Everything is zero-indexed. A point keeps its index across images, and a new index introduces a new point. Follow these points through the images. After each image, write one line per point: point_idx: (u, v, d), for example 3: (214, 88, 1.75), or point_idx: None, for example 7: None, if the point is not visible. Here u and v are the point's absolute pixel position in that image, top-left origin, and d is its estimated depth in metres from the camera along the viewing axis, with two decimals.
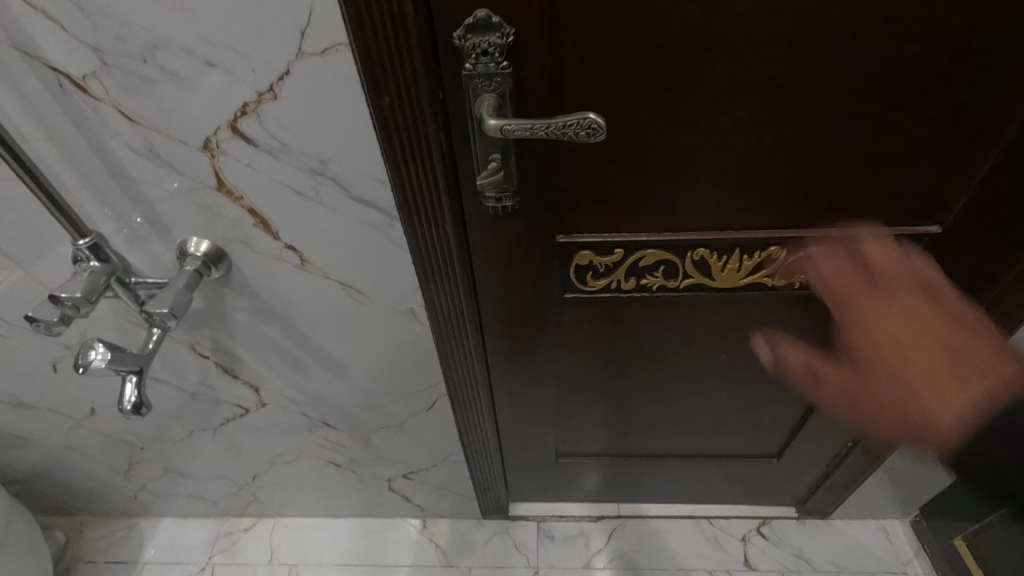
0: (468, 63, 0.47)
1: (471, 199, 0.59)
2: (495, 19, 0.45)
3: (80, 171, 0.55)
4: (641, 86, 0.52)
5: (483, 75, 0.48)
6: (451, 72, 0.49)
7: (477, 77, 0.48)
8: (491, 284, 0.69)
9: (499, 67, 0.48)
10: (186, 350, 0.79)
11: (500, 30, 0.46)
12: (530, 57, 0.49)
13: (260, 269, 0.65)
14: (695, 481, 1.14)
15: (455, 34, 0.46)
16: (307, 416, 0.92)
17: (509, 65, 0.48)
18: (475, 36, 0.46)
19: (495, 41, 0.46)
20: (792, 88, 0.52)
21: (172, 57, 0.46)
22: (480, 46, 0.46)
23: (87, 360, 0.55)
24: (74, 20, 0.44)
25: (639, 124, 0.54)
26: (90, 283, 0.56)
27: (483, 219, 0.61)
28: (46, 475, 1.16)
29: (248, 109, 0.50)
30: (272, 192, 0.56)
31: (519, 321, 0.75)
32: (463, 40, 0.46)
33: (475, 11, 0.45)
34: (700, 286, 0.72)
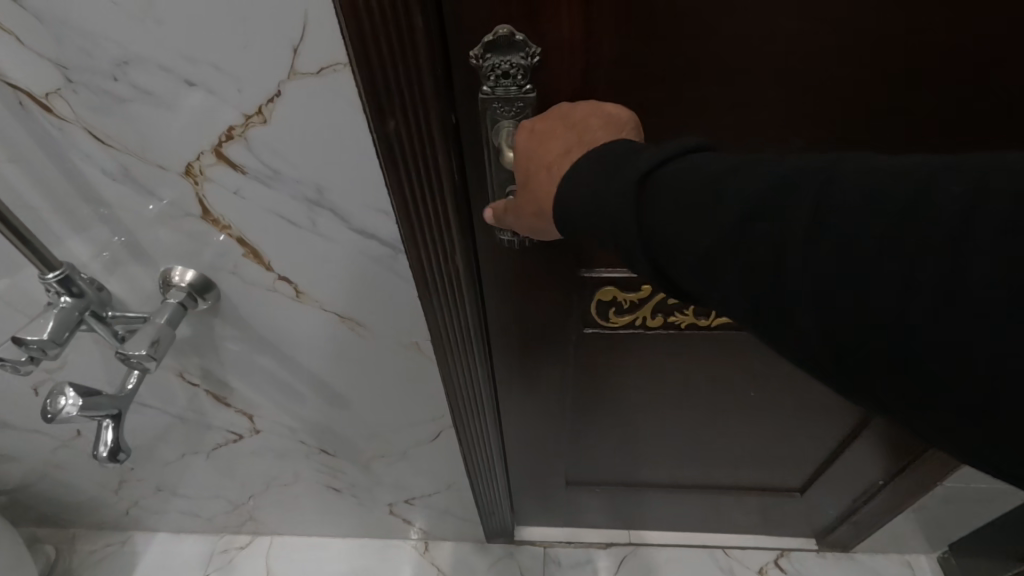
0: (485, 85, 0.42)
1: (484, 230, 0.53)
2: (518, 37, 0.40)
3: (49, 196, 0.50)
4: (682, 109, 0.45)
5: (503, 99, 0.42)
6: (467, 94, 0.43)
7: (496, 100, 0.42)
8: (501, 317, 0.64)
9: (522, 91, 0.42)
10: (175, 377, 0.74)
11: (524, 49, 0.40)
12: (556, 78, 0.43)
13: (250, 299, 0.60)
14: (710, 512, 1.08)
15: (472, 53, 0.40)
16: (304, 442, 0.87)
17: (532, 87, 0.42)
18: (495, 54, 0.40)
19: (518, 61, 0.41)
20: (857, 114, 0.45)
21: (147, 75, 0.40)
22: (500, 67, 0.40)
23: (57, 408, 0.50)
24: (31, 31, 0.38)
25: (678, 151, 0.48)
26: (60, 321, 0.51)
27: (496, 251, 0.55)
28: (34, 491, 1.12)
29: (234, 133, 0.44)
30: (263, 221, 0.51)
31: (532, 352, 0.70)
32: (481, 59, 0.40)
33: (495, 28, 0.39)
34: (732, 325, 0.67)
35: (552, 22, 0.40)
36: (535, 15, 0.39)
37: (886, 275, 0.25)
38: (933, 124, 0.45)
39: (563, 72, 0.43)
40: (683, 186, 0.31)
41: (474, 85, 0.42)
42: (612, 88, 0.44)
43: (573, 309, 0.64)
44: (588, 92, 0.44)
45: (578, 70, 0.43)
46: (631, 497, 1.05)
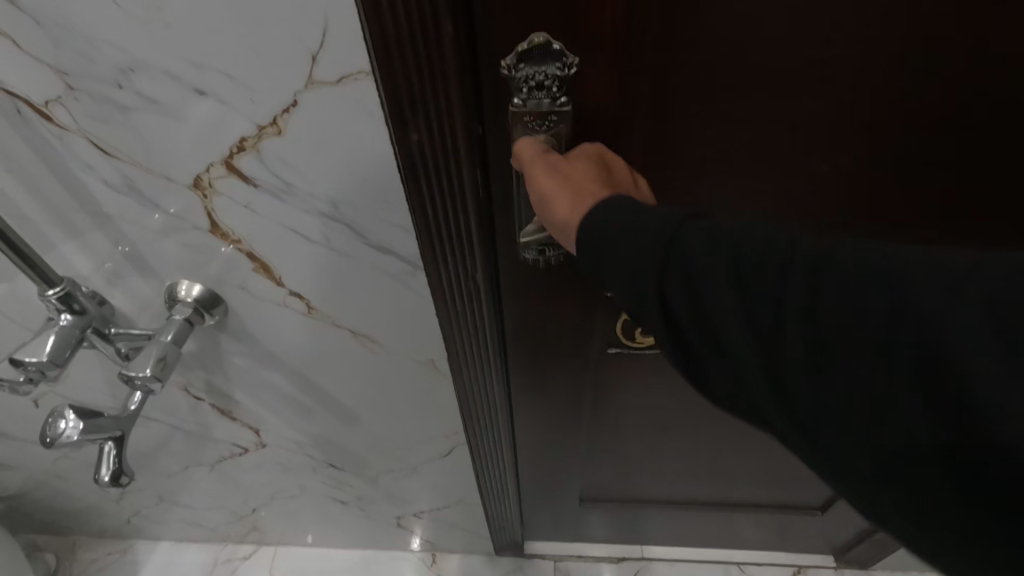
0: (517, 97, 0.38)
1: (506, 246, 0.49)
2: (556, 46, 0.36)
3: (50, 208, 0.47)
4: (730, 124, 0.41)
5: (534, 111, 0.38)
6: (495, 108, 0.40)
7: (528, 112, 0.39)
8: (520, 337, 0.61)
9: (556, 103, 0.38)
10: (179, 391, 0.71)
11: (561, 60, 0.37)
12: (595, 90, 0.39)
13: (259, 315, 0.57)
14: (727, 529, 1.05)
15: (504, 62, 0.37)
16: (312, 456, 0.84)
17: (568, 100, 0.39)
18: (527, 64, 0.37)
19: (554, 72, 0.37)
20: (926, 133, 0.40)
21: (153, 83, 0.37)
22: (534, 78, 0.37)
23: (56, 432, 0.47)
24: (28, 36, 0.36)
25: (723, 167, 0.43)
26: (61, 341, 0.48)
27: (518, 269, 0.52)
28: (34, 499, 1.10)
29: (246, 145, 0.41)
30: (277, 236, 0.48)
31: (554, 372, 0.67)
32: (514, 70, 0.37)
33: (530, 35, 0.36)
34: None
35: (592, 29, 0.36)
36: (573, 20, 0.35)
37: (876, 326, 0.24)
38: (1009, 146, 0.41)
39: (602, 84, 0.39)
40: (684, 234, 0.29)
41: (504, 97, 0.39)
42: (653, 101, 0.40)
43: (596, 327, 0.61)
44: (626, 105, 0.40)
45: (617, 82, 0.39)
46: (646, 513, 1.02)
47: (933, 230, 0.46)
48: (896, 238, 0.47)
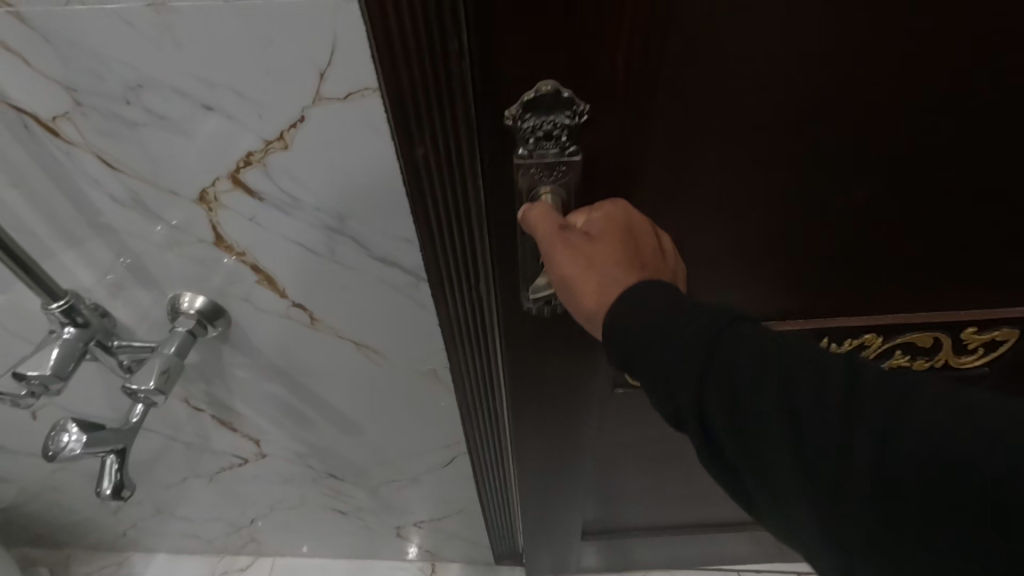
0: (523, 147, 0.38)
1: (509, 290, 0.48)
2: (564, 94, 0.36)
3: (54, 222, 0.47)
4: (740, 159, 0.40)
5: (542, 156, 0.38)
6: (501, 155, 0.39)
7: (536, 157, 0.39)
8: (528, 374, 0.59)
9: (566, 152, 0.39)
10: (180, 403, 0.71)
11: (570, 107, 0.37)
12: (604, 134, 0.39)
13: (263, 327, 0.57)
14: (728, 545, 1.05)
15: (510, 112, 0.37)
16: (312, 467, 0.84)
17: (575, 146, 0.39)
18: (535, 113, 0.37)
19: (562, 119, 0.37)
20: (935, 160, 0.40)
21: (161, 99, 0.38)
22: (541, 127, 0.37)
23: (59, 446, 0.47)
24: (37, 53, 0.36)
25: (733, 199, 0.42)
26: (65, 355, 0.48)
27: (519, 322, 0.51)
28: (29, 511, 1.08)
29: (253, 159, 0.41)
30: (281, 248, 0.48)
31: (554, 413, 0.65)
32: (520, 118, 0.37)
33: (537, 84, 0.36)
34: None
35: (598, 77, 0.36)
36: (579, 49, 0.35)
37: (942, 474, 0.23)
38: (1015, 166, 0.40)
39: (610, 129, 0.38)
40: (729, 348, 0.29)
41: (510, 147, 0.39)
42: (664, 139, 0.39)
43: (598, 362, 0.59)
44: (635, 144, 0.39)
45: (625, 130, 0.38)
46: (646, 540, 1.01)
47: (942, 252, 0.46)
48: (904, 264, 0.47)
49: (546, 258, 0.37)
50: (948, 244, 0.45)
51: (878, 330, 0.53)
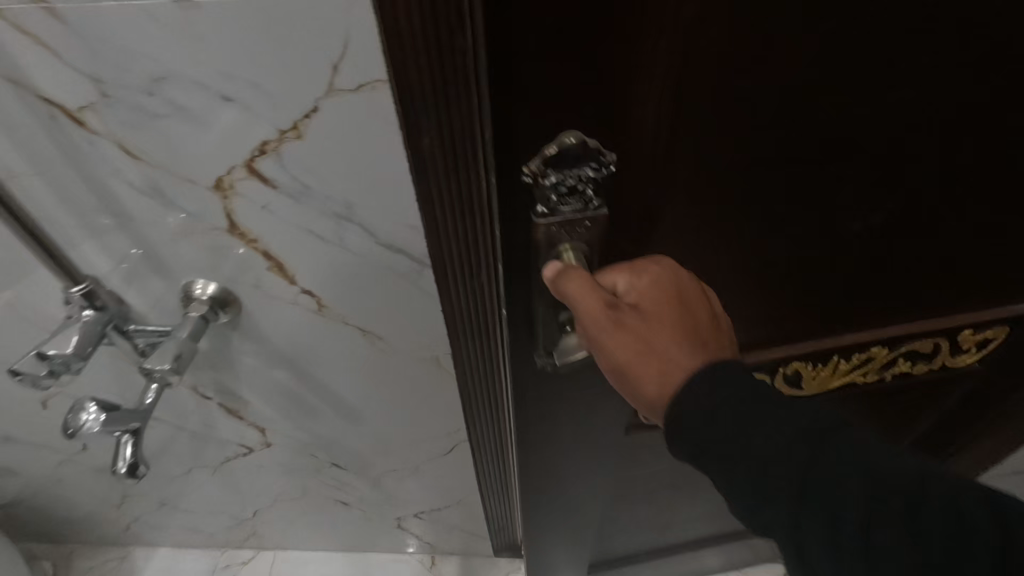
0: (548, 204, 0.41)
1: (522, 332, 0.52)
2: (587, 146, 0.39)
3: (74, 210, 0.49)
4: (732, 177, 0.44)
5: (566, 207, 0.42)
6: (526, 208, 0.42)
7: (560, 209, 0.42)
8: (541, 393, 0.59)
9: (588, 201, 0.42)
10: (188, 391, 0.73)
11: (592, 160, 0.40)
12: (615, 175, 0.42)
13: (272, 314, 0.59)
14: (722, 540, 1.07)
15: (531, 170, 0.39)
16: (316, 457, 0.86)
17: (596, 195, 0.42)
18: (562, 169, 0.40)
19: (586, 172, 0.40)
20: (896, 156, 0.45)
21: (183, 91, 0.40)
22: (565, 182, 0.40)
23: (78, 424, 0.50)
24: (68, 46, 0.38)
25: (727, 215, 0.47)
26: (85, 335, 0.50)
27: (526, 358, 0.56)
28: (30, 506, 1.09)
29: (267, 148, 0.43)
30: (292, 236, 0.50)
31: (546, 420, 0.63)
32: (543, 176, 0.39)
33: (559, 136, 0.39)
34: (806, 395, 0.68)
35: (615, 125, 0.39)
36: None
37: (952, 506, 0.35)
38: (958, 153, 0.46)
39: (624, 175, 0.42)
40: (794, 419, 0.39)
41: (533, 203, 0.41)
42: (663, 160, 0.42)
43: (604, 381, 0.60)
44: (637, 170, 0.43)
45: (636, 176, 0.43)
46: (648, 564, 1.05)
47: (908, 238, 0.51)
48: (877, 256, 0.52)
49: (606, 335, 0.43)
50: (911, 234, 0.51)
51: (879, 339, 0.61)
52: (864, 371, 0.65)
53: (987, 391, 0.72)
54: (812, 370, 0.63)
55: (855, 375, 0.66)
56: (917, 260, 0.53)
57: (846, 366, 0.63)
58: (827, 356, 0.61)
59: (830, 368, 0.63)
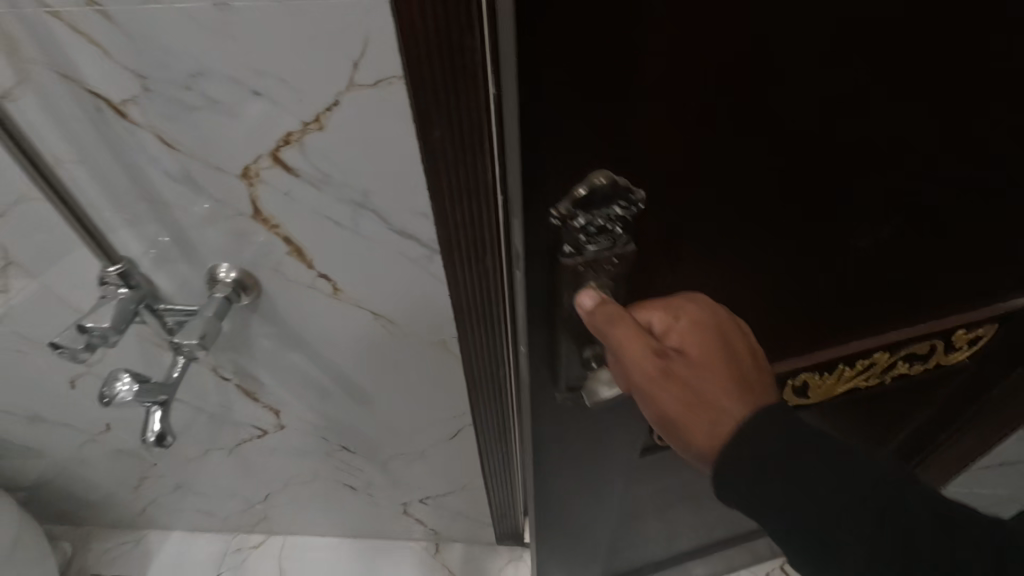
0: (574, 240, 0.40)
1: (545, 368, 0.52)
2: (617, 182, 0.38)
3: (112, 195, 0.53)
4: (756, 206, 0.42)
5: (594, 246, 0.41)
6: (551, 243, 0.41)
7: (588, 248, 0.41)
8: (557, 412, 0.59)
9: (614, 236, 0.41)
10: (208, 372, 0.77)
11: (622, 196, 0.39)
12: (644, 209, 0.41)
13: (290, 297, 0.63)
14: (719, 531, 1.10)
15: (558, 209, 0.39)
16: (327, 440, 0.89)
17: (624, 232, 0.41)
18: (590, 207, 0.39)
19: (615, 210, 0.39)
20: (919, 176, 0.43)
21: (217, 85, 0.44)
22: (593, 221, 0.40)
23: (113, 393, 0.54)
24: (116, 44, 0.42)
25: (749, 240, 0.45)
26: (119, 311, 0.55)
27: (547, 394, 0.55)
28: (52, 486, 1.14)
29: (291, 138, 0.47)
30: (311, 221, 0.54)
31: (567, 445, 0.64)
32: (570, 214, 0.39)
33: (588, 176, 0.38)
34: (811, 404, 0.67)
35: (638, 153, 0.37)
36: None
37: None
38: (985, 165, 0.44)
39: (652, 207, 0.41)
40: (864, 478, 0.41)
41: (559, 239, 0.41)
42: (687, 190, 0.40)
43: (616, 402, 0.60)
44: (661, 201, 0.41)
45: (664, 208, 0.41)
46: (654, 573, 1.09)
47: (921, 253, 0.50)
48: (890, 270, 0.51)
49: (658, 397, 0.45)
50: (926, 247, 0.50)
51: (886, 347, 0.60)
52: (868, 375, 0.64)
53: (981, 386, 0.73)
54: (818, 380, 0.62)
55: (859, 380, 0.65)
56: (926, 272, 0.53)
57: (851, 371, 0.63)
58: (833, 365, 0.61)
59: (835, 376, 0.62)
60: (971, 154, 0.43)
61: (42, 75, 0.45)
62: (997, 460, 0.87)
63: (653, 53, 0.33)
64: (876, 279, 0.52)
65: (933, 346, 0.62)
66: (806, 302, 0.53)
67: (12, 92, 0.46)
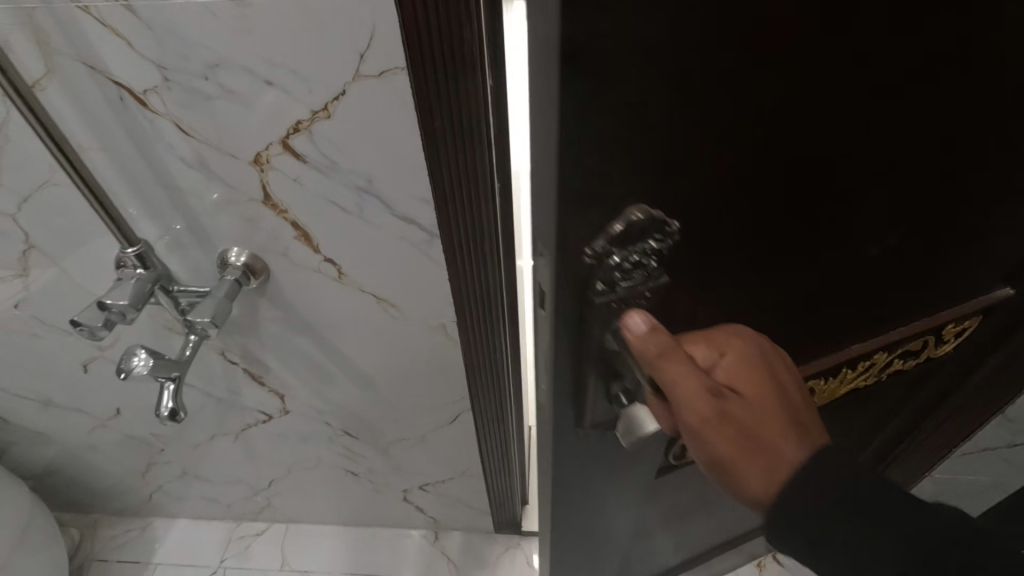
0: (606, 276, 0.37)
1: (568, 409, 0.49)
2: (653, 216, 0.35)
3: (130, 181, 0.57)
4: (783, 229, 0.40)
5: (628, 281, 0.38)
6: (581, 280, 0.38)
7: (622, 284, 0.38)
8: (573, 453, 0.55)
9: (648, 268, 0.38)
10: (216, 356, 0.80)
11: (657, 226, 0.36)
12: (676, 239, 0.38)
13: (297, 281, 0.66)
14: None
15: (593, 246, 0.36)
16: (330, 425, 0.92)
17: (659, 265, 0.39)
18: (627, 241, 0.36)
19: (650, 243, 0.37)
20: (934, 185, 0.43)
21: (233, 76, 0.47)
22: (628, 254, 0.37)
23: (130, 367, 0.57)
24: (140, 36, 0.45)
25: (772, 264, 0.43)
26: (136, 290, 0.58)
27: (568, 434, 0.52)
28: (61, 473, 1.17)
29: (301, 127, 0.51)
30: (318, 207, 0.57)
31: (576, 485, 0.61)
32: (605, 249, 0.36)
33: (626, 211, 0.35)
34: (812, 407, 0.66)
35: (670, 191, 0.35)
36: None
37: None
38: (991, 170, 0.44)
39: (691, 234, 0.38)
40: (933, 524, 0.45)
41: (591, 276, 0.38)
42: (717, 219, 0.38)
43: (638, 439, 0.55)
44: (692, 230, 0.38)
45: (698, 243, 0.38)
46: None
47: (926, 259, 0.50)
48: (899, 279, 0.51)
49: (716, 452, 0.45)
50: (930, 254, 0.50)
51: (884, 348, 0.59)
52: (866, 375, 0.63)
53: (965, 375, 0.75)
54: (821, 386, 0.61)
55: (858, 380, 0.64)
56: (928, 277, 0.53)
57: (851, 373, 0.61)
58: (836, 371, 0.59)
59: (837, 380, 0.61)
60: (981, 158, 0.42)
61: (69, 65, 0.48)
62: (979, 448, 0.90)
63: (689, 73, 0.29)
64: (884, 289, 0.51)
65: (926, 342, 0.63)
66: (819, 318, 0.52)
67: (40, 82, 0.49)
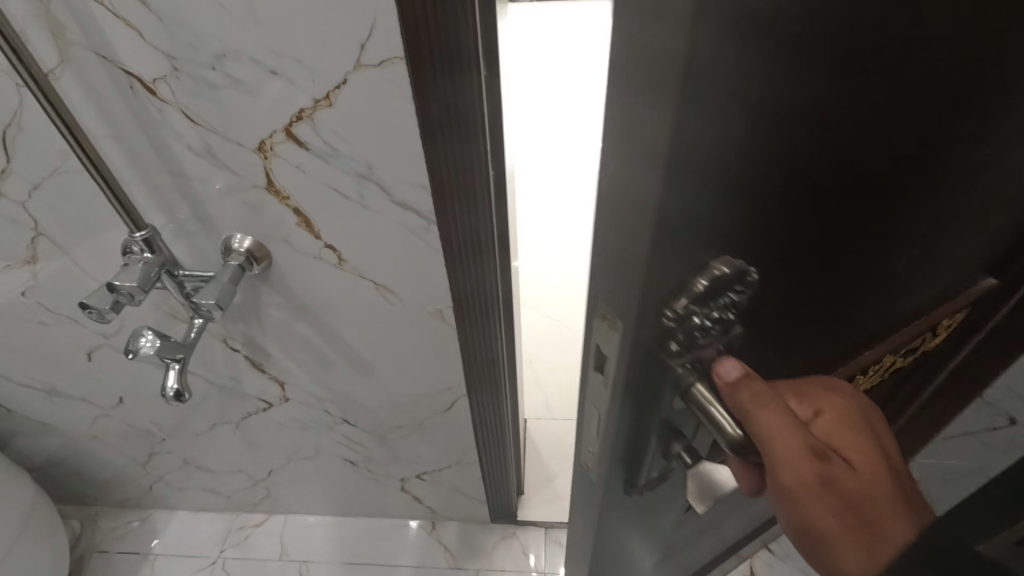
0: (683, 332, 0.38)
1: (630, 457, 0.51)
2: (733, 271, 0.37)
3: (139, 168, 0.59)
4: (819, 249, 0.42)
5: (705, 336, 0.39)
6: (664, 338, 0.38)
7: (698, 340, 0.39)
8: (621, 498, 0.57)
9: (725, 317, 0.39)
10: (219, 343, 0.82)
11: (738, 276, 0.38)
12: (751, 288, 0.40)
13: (299, 267, 0.68)
14: None
15: (680, 302, 0.36)
16: (329, 412, 0.94)
17: (735, 316, 0.40)
18: (705, 296, 0.37)
19: (729, 297, 0.38)
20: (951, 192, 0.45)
21: (240, 65, 0.50)
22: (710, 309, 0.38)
23: (137, 347, 0.59)
24: (150, 27, 0.48)
25: (807, 276, 0.44)
26: (143, 274, 0.60)
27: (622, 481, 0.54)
28: (63, 464, 1.18)
29: (304, 115, 0.53)
30: (319, 193, 0.60)
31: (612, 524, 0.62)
32: (687, 307, 0.36)
33: (714, 264, 0.36)
34: None
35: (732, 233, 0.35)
36: None
37: None
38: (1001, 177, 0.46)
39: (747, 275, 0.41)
40: None
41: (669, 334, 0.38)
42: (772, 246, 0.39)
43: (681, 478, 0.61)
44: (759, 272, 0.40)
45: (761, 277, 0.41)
46: None
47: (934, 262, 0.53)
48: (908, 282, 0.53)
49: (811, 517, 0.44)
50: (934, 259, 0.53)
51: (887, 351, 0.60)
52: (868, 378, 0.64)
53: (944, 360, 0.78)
54: None
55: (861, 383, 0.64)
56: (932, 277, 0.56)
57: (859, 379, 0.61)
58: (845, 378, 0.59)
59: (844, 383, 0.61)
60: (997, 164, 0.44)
61: (82, 56, 0.50)
62: (962, 433, 0.92)
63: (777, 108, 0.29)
64: (904, 281, 0.53)
65: (920, 338, 0.64)
66: (846, 317, 0.53)
67: (54, 71, 0.51)
